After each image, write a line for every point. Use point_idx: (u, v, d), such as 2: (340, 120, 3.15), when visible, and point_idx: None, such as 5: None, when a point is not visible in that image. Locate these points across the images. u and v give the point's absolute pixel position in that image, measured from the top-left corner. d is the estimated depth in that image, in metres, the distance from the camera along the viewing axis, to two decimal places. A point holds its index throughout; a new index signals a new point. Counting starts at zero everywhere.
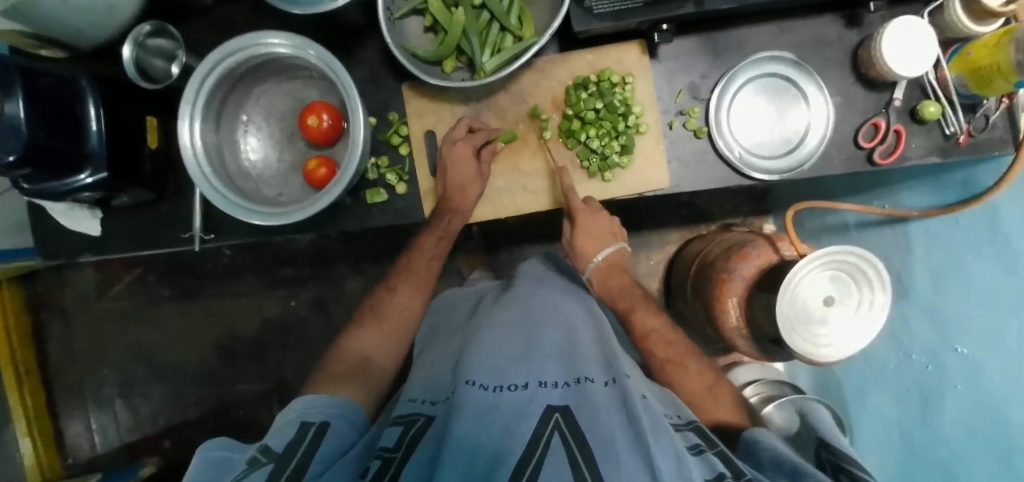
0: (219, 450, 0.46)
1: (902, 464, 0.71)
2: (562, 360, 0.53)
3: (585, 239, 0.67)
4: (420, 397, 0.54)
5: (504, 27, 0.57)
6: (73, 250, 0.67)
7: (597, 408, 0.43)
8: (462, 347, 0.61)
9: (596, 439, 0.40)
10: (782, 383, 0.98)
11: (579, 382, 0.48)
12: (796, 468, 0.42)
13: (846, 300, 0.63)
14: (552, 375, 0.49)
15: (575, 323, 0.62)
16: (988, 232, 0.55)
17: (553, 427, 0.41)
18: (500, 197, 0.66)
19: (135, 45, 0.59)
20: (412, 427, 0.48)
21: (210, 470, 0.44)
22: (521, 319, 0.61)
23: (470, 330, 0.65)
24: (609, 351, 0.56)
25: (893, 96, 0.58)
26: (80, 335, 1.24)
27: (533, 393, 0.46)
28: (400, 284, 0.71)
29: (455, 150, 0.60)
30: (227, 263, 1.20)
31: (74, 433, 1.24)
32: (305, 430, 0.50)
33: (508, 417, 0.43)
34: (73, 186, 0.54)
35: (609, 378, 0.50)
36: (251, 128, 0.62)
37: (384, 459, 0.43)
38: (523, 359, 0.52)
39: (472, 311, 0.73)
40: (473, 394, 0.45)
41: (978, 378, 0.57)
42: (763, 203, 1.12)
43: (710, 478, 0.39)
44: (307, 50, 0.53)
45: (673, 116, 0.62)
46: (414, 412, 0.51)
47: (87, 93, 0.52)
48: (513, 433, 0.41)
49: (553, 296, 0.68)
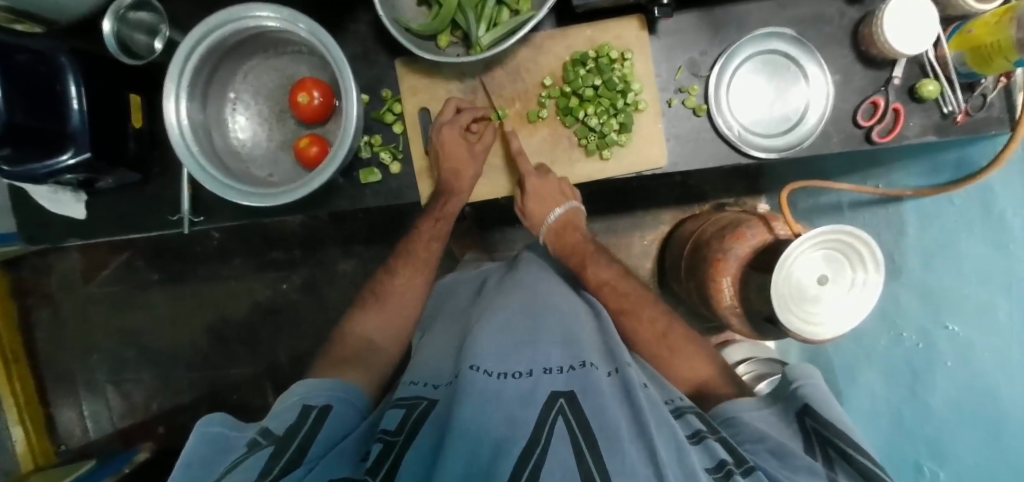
0: (217, 425, 0.46)
1: (891, 437, 0.73)
2: (567, 344, 0.52)
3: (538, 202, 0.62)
4: (422, 381, 0.54)
5: (501, 0, 0.55)
6: (58, 233, 0.65)
7: (602, 394, 0.44)
8: (464, 329, 0.61)
9: (600, 425, 0.40)
10: (771, 360, 1.01)
11: (583, 366, 0.48)
12: (780, 444, 0.45)
13: (838, 279, 0.64)
14: (557, 361, 0.49)
15: (577, 311, 0.61)
16: (981, 213, 0.56)
17: (557, 412, 0.41)
18: (495, 177, 0.66)
19: (117, 18, 0.56)
20: (414, 410, 0.47)
21: (206, 446, 0.44)
22: (524, 304, 0.60)
23: (470, 315, 0.64)
24: (609, 338, 0.56)
25: (893, 74, 0.58)
26: (68, 320, 1.22)
27: (536, 380, 0.46)
28: (397, 268, 0.69)
29: (447, 132, 0.59)
30: (216, 247, 1.18)
31: (65, 419, 1.22)
32: (306, 413, 0.49)
33: (511, 403, 0.43)
34: (54, 168, 0.52)
35: (612, 368, 0.50)
36: (240, 106, 0.60)
37: (385, 443, 0.43)
38: (523, 344, 0.52)
39: (475, 292, 0.73)
40: (476, 381, 0.45)
41: (967, 356, 0.58)
42: (757, 183, 1.12)
43: (713, 467, 0.40)
44: (298, 24, 0.51)
45: (671, 94, 0.61)
46: (417, 396, 0.50)
47: (67, 70, 0.50)
48: (515, 421, 0.41)
49: (554, 282, 0.68)
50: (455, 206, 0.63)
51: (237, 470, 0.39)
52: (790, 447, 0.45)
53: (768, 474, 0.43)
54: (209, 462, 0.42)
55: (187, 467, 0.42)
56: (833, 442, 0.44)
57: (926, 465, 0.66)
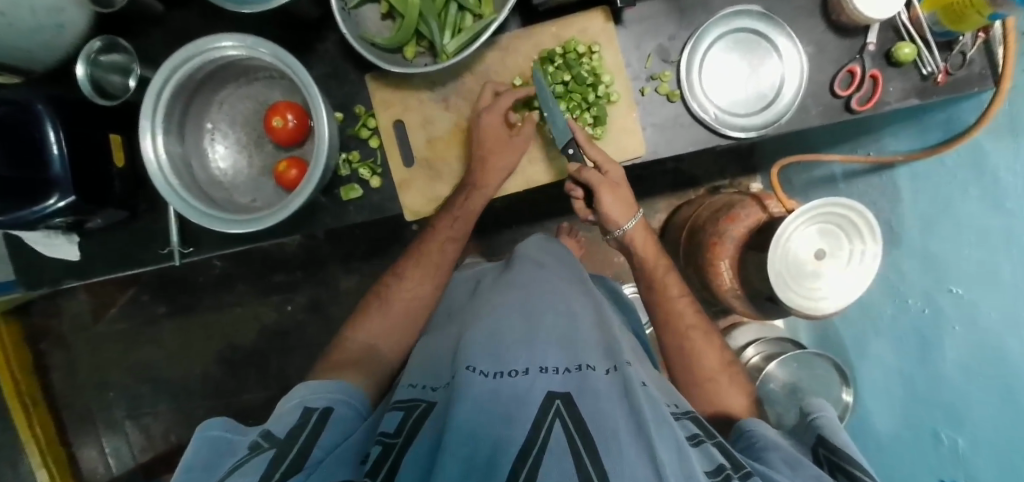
0: (219, 430, 0.45)
1: (906, 408, 0.72)
2: (563, 343, 0.50)
3: (613, 199, 0.61)
4: (421, 383, 0.52)
5: (462, 6, 0.56)
6: (55, 277, 0.66)
7: (599, 397, 0.42)
8: (461, 328, 0.60)
9: (597, 426, 0.38)
10: (780, 340, 0.97)
11: (580, 369, 0.46)
12: (792, 457, 0.44)
13: (835, 253, 0.64)
14: (553, 360, 0.47)
15: (575, 308, 0.59)
16: (973, 173, 0.55)
17: (555, 414, 0.40)
18: (523, 171, 0.65)
19: (88, 63, 0.57)
20: (412, 413, 0.46)
21: (206, 450, 0.44)
22: (520, 303, 0.58)
23: (467, 315, 0.62)
24: (609, 337, 0.54)
25: (866, 40, 0.57)
26: (81, 360, 1.23)
27: (534, 379, 0.45)
28: (406, 271, 0.69)
29: (487, 119, 0.59)
30: (218, 275, 1.20)
31: (87, 458, 1.24)
32: (308, 415, 0.48)
33: (508, 403, 0.42)
34: (43, 213, 0.53)
35: (609, 366, 0.48)
36: (218, 135, 0.61)
37: (384, 445, 0.41)
38: (521, 341, 0.50)
39: (471, 292, 0.71)
40: (473, 381, 0.44)
41: (975, 319, 0.57)
42: (750, 162, 1.10)
43: (712, 470, 0.39)
44: (260, 49, 0.51)
45: (644, 82, 0.61)
46: (415, 398, 0.49)
47: (45, 117, 0.51)
48: (513, 419, 0.40)
49: (552, 280, 0.65)
50: (478, 200, 0.63)
51: (237, 473, 0.38)
52: (804, 461, 0.43)
53: (763, 476, 0.41)
54: (211, 466, 0.42)
55: (189, 472, 0.41)
56: (842, 466, 0.44)
57: (944, 432, 0.64)
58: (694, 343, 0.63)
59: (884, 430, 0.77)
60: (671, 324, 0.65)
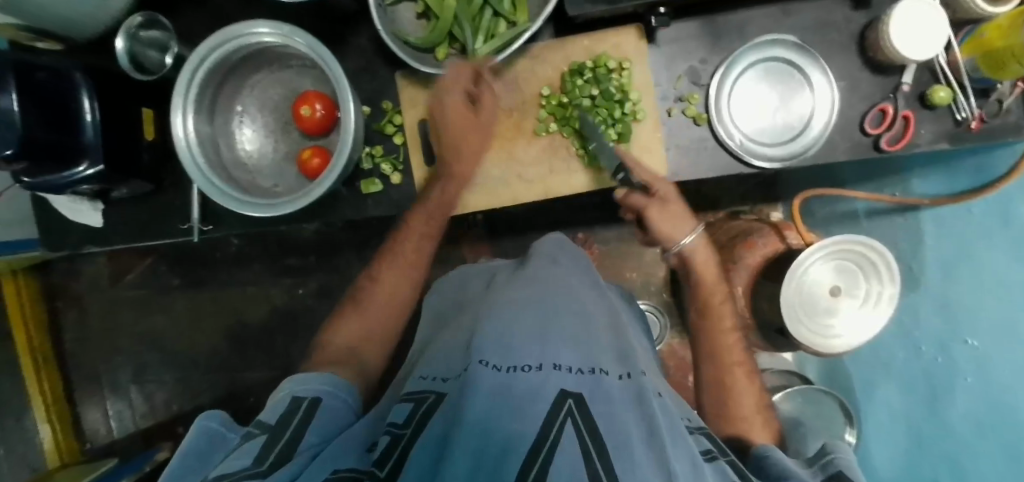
0: (217, 424, 0.45)
1: (909, 455, 0.70)
2: (576, 343, 0.48)
3: (663, 218, 0.60)
4: (432, 375, 0.50)
5: (497, 13, 0.57)
6: (77, 241, 0.68)
7: (611, 402, 0.40)
8: (473, 320, 0.57)
9: (609, 432, 0.36)
10: (787, 372, 0.97)
11: (594, 371, 0.43)
12: None
13: (853, 291, 0.63)
14: (567, 358, 0.45)
15: (589, 308, 0.57)
16: (1002, 223, 0.54)
17: (567, 412, 0.37)
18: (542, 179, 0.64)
19: (129, 36, 0.59)
20: (422, 404, 0.44)
21: (204, 445, 0.43)
22: (532, 298, 0.55)
23: (476, 309, 0.61)
24: (623, 343, 0.53)
25: (901, 80, 0.56)
26: (93, 322, 1.26)
27: (546, 375, 0.42)
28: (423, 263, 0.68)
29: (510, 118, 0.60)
30: (234, 253, 1.21)
31: (90, 418, 1.27)
32: (297, 404, 0.48)
33: (520, 398, 0.39)
34: (73, 178, 0.55)
35: (624, 372, 0.46)
36: (246, 118, 0.62)
37: (393, 435, 0.41)
38: (537, 335, 0.48)
39: (483, 285, 0.68)
40: (484, 375, 0.41)
41: (987, 371, 0.56)
42: (773, 190, 1.09)
43: None
44: (296, 39, 0.52)
45: (672, 102, 0.60)
46: (426, 390, 0.47)
47: (83, 88, 0.52)
48: (523, 414, 0.37)
49: (569, 277, 0.63)
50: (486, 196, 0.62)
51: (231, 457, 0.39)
52: None
53: None
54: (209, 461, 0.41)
55: (184, 460, 0.41)
56: None
57: None
58: (735, 379, 0.62)
59: (888, 475, 0.75)
60: (718, 356, 0.63)
